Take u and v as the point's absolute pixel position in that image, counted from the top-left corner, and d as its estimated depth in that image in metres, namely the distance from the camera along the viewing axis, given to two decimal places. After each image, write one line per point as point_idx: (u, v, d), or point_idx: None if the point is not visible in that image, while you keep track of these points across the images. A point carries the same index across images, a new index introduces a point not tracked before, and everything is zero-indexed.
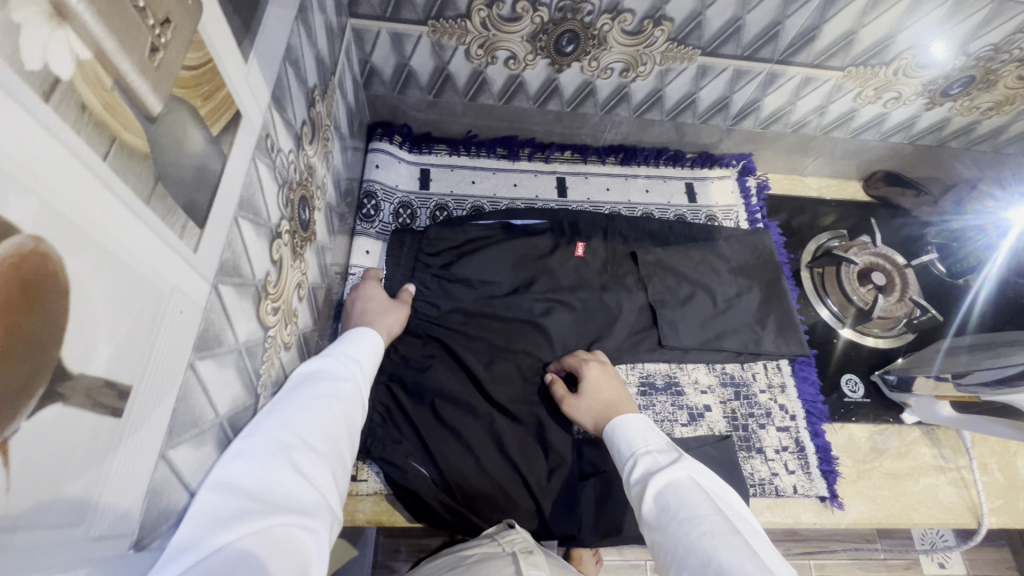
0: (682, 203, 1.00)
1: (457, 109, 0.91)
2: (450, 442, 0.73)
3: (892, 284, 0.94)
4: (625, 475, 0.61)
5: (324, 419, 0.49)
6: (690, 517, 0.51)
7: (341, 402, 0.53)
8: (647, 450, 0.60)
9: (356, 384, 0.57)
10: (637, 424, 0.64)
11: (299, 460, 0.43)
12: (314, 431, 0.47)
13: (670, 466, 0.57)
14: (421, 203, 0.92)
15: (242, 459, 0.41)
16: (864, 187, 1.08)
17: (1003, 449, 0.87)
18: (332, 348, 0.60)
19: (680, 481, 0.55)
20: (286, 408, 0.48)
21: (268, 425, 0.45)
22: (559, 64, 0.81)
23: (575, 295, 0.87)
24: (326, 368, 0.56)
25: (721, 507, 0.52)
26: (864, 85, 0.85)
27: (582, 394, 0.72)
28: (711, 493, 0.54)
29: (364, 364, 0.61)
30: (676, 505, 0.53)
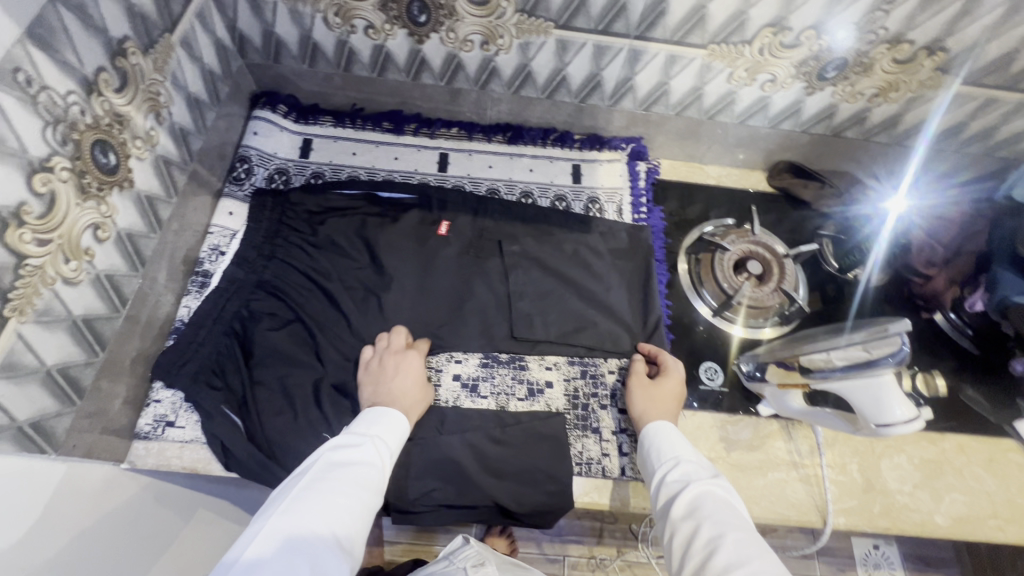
0: (565, 183, 0.99)
1: (335, 81, 0.94)
2: (272, 397, 0.74)
3: (770, 271, 0.91)
4: (656, 479, 0.68)
5: (341, 510, 0.59)
6: (719, 524, 0.59)
7: (364, 490, 0.62)
8: (689, 459, 0.68)
9: (380, 468, 0.65)
10: (676, 435, 0.71)
11: (319, 551, 0.55)
12: (335, 522, 0.58)
13: (706, 482, 0.65)
14: (299, 170, 0.94)
15: (269, 550, 0.53)
16: (768, 177, 1.05)
17: (868, 450, 0.83)
18: (359, 423, 0.69)
19: (715, 491, 0.63)
20: (310, 498, 0.59)
21: (295, 518, 0.57)
22: (418, 35, 0.83)
23: (432, 268, 0.87)
24: (356, 452, 0.65)
25: (746, 524, 0.60)
26: (733, 66, 0.84)
27: (648, 385, 0.77)
28: (735, 507, 0.62)
29: (393, 449, 0.68)
30: (706, 510, 0.61)
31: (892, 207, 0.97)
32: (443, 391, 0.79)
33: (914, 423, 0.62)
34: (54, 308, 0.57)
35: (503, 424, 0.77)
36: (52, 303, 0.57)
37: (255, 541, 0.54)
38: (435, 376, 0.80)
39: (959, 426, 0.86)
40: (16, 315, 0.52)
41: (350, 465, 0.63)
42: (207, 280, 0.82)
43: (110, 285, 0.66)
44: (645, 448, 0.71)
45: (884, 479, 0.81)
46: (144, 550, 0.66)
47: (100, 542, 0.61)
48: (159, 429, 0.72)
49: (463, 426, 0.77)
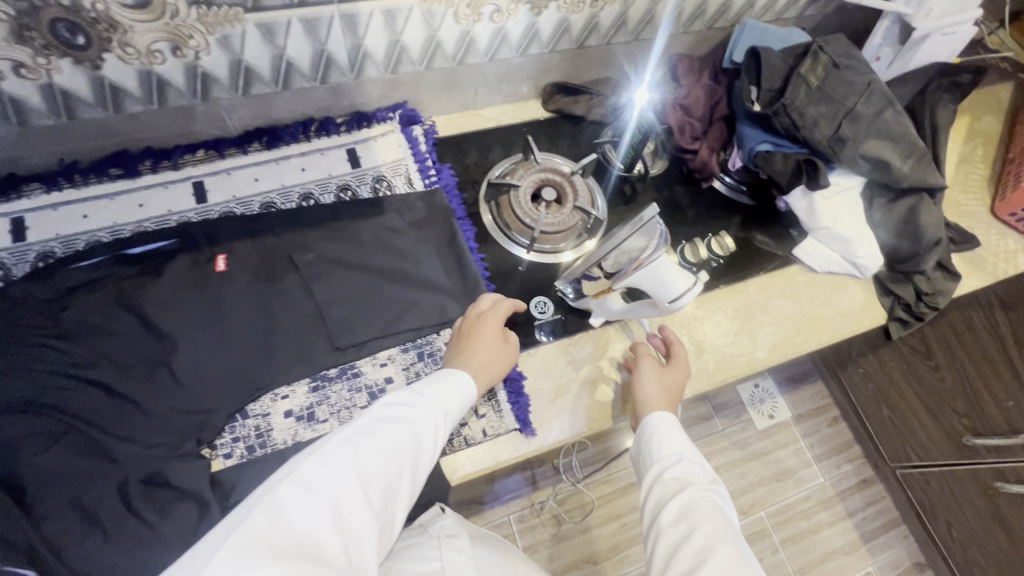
0: (345, 171, 0.92)
1: (18, 140, 0.77)
2: (70, 524, 0.63)
3: (563, 193, 0.94)
4: (653, 478, 0.68)
5: (376, 459, 0.57)
6: (709, 533, 0.59)
7: (403, 447, 0.60)
8: (691, 462, 0.68)
9: (426, 431, 0.63)
10: (681, 435, 0.72)
11: (345, 493, 0.53)
12: (368, 470, 0.56)
13: (709, 488, 0.65)
14: (18, 258, 0.78)
15: (299, 487, 0.51)
16: (543, 104, 1.07)
17: (693, 320, 0.92)
18: (424, 383, 0.69)
19: (710, 502, 0.63)
20: (352, 442, 0.57)
21: (334, 460, 0.55)
22: (88, 60, 0.70)
23: (222, 310, 0.78)
24: (410, 408, 0.64)
25: (740, 541, 0.59)
26: (453, 5, 0.81)
27: (658, 372, 0.79)
28: (728, 520, 0.62)
29: (449, 418, 0.67)
30: (697, 517, 0.61)
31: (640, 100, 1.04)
32: (278, 432, 0.73)
33: (693, 287, 0.70)
34: None
35: None
36: None
37: (291, 475, 0.52)
38: (264, 422, 0.73)
39: (756, 270, 0.97)
40: None
41: (400, 419, 0.62)
42: None
43: None
44: (646, 439, 0.72)
45: (711, 339, 0.90)
46: None
47: None
48: None
49: None
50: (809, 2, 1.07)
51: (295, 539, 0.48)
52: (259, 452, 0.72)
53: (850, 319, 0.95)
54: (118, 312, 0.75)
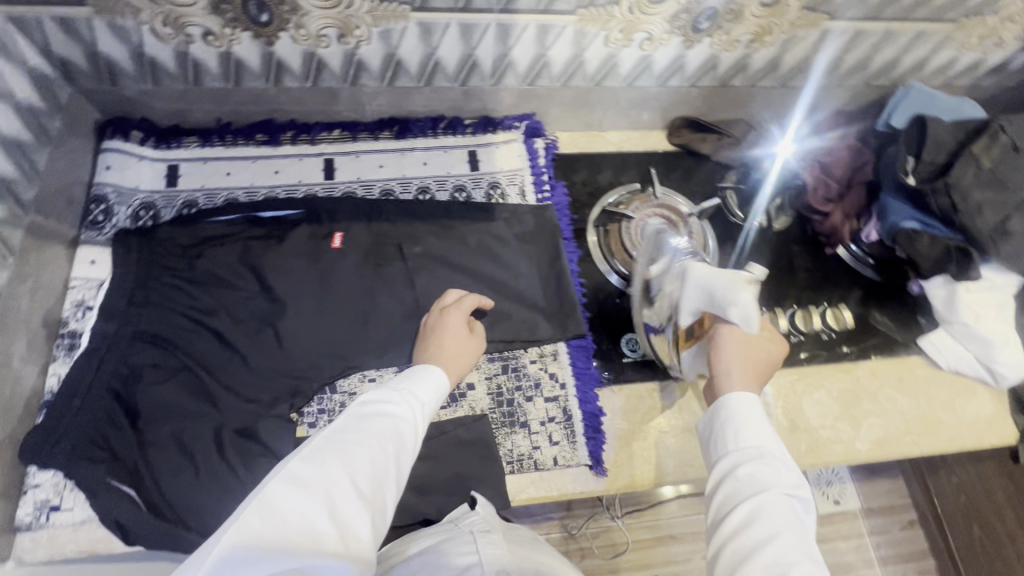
0: (463, 172, 0.94)
1: (189, 97, 0.85)
2: (169, 456, 0.68)
3: (674, 233, 0.90)
4: (723, 466, 0.58)
5: (365, 454, 0.55)
6: (788, 546, 0.51)
7: (392, 440, 0.58)
8: (766, 456, 0.57)
9: (414, 422, 0.61)
10: (760, 422, 0.60)
11: (333, 486, 0.51)
12: (355, 463, 0.54)
13: (788, 489, 0.55)
14: (167, 201, 0.86)
15: (285, 486, 0.50)
16: (668, 135, 1.04)
17: (790, 392, 0.85)
18: (402, 378, 0.66)
19: (786, 508, 0.53)
20: (335, 439, 0.56)
21: (319, 459, 0.53)
22: (265, 35, 0.75)
23: (330, 285, 0.82)
24: (393, 402, 0.61)
25: (817, 556, 0.52)
26: (606, 28, 0.80)
27: (744, 336, 0.66)
28: (804, 528, 0.54)
29: (428, 406, 0.64)
30: (776, 526, 0.52)
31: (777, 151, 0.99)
32: None
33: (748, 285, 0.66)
34: None
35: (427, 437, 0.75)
36: None
37: (276, 475, 0.51)
38: (349, 400, 0.76)
39: (871, 353, 0.89)
40: None
41: (384, 414, 0.60)
42: (75, 340, 0.75)
43: None
44: (720, 424, 0.60)
45: (807, 416, 0.84)
46: None
47: None
48: (44, 516, 0.65)
49: None
50: (988, 72, 0.97)
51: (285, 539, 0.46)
52: None
53: (972, 430, 0.85)
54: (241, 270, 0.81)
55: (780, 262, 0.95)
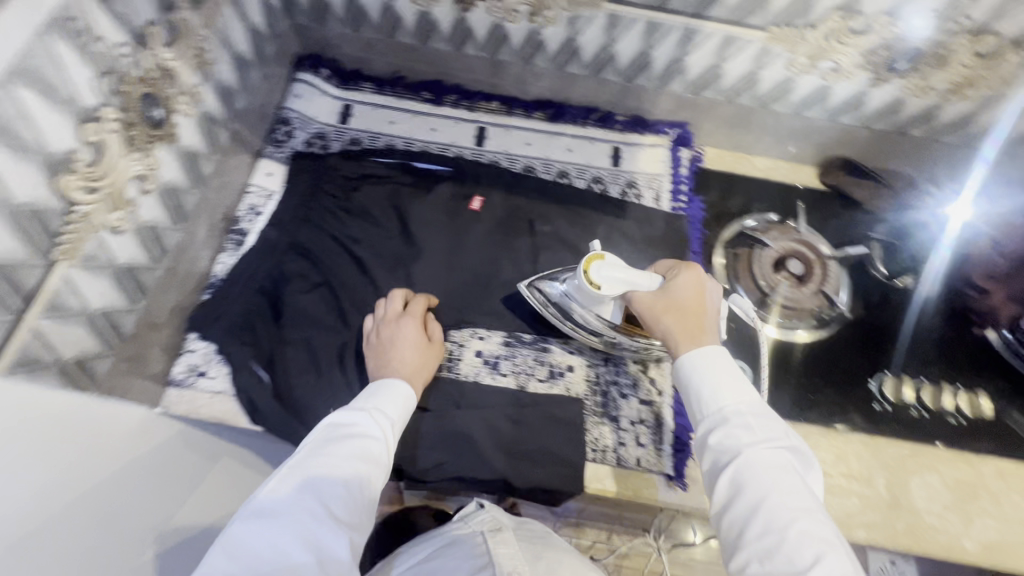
0: (604, 166, 0.96)
1: (379, 47, 0.93)
2: (299, 358, 0.76)
3: (812, 272, 0.87)
4: (702, 435, 0.57)
5: (332, 481, 0.54)
6: (779, 499, 0.50)
7: (363, 462, 0.57)
8: (738, 413, 0.56)
9: (383, 441, 0.60)
10: (732, 376, 0.58)
11: (302, 513, 0.51)
12: (325, 492, 0.53)
13: (769, 440, 0.54)
14: (337, 136, 0.94)
15: (251, 525, 0.49)
16: (819, 173, 1.00)
17: (899, 466, 0.80)
18: (363, 397, 0.65)
19: (773, 459, 0.52)
20: (301, 467, 0.54)
21: (283, 491, 0.52)
22: (465, 2, 0.80)
23: (462, 242, 0.87)
24: (356, 423, 0.60)
25: (817, 503, 0.50)
26: (794, 50, 0.78)
27: (676, 287, 0.65)
28: (794, 467, 0.53)
29: (397, 421, 0.64)
30: (759, 482, 0.51)
31: (947, 213, 0.91)
32: (465, 364, 0.80)
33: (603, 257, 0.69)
34: (100, 256, 0.59)
35: (521, 405, 0.77)
36: (98, 249, 0.59)
37: (241, 516, 0.50)
38: (457, 350, 0.81)
39: (1002, 452, 0.81)
40: (63, 258, 0.54)
41: (351, 436, 0.58)
42: (243, 239, 0.84)
43: (153, 238, 0.68)
44: (688, 387, 0.59)
45: (913, 496, 0.78)
46: (172, 483, 0.64)
47: (142, 477, 0.60)
48: (192, 378, 0.75)
49: (480, 403, 0.77)
50: None
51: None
52: (443, 372, 0.79)
53: None
54: (388, 210, 0.87)
55: (920, 329, 0.87)
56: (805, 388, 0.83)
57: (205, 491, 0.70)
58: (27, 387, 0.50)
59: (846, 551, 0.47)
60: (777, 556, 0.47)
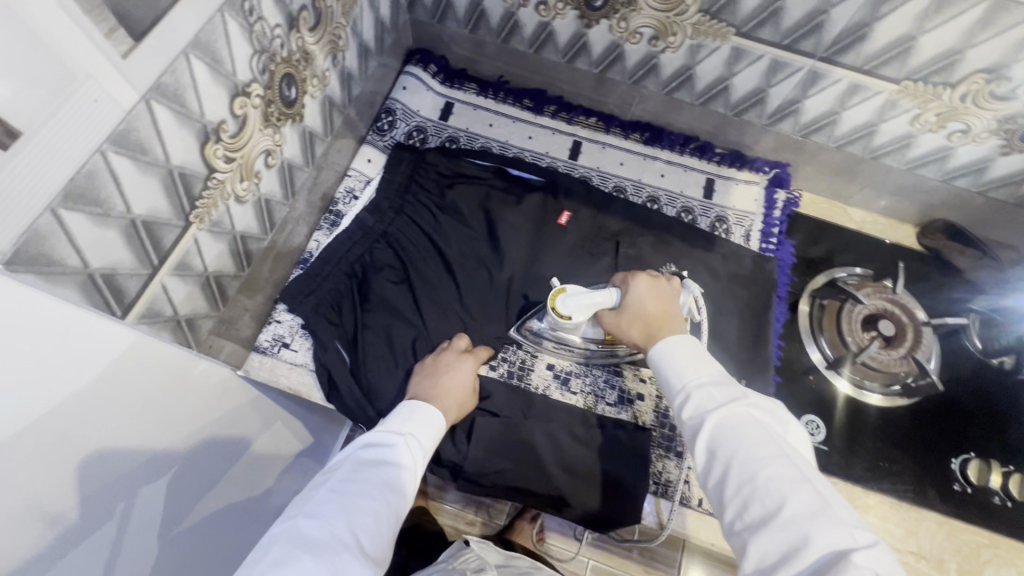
0: (695, 196, 0.95)
1: (491, 50, 0.94)
2: (378, 345, 0.78)
3: (902, 334, 0.84)
4: (675, 414, 0.55)
5: (367, 509, 0.53)
6: (753, 454, 0.47)
7: (394, 494, 0.56)
8: (700, 385, 0.54)
9: (413, 474, 0.60)
10: (691, 353, 0.57)
11: (334, 540, 0.48)
12: (356, 521, 0.51)
13: (725, 401, 0.51)
14: (436, 131, 0.96)
15: (282, 548, 0.47)
16: (918, 234, 0.96)
17: (972, 552, 0.76)
18: (396, 421, 0.64)
19: (732, 417, 0.50)
20: (336, 493, 0.53)
21: (316, 516, 0.50)
22: (589, 18, 0.80)
23: (547, 254, 0.86)
24: (389, 450, 0.59)
25: (784, 449, 0.47)
26: (924, 107, 0.75)
27: (636, 292, 0.67)
28: (768, 420, 0.50)
29: (426, 451, 0.63)
30: (733, 443, 0.48)
31: None
32: (536, 376, 0.80)
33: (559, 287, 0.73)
34: (225, 223, 0.62)
35: (588, 426, 0.77)
36: (223, 216, 0.62)
37: (270, 543, 0.47)
38: (529, 360, 0.81)
39: None
40: (196, 222, 0.57)
41: (385, 465, 0.58)
42: (337, 220, 0.86)
43: (267, 211, 0.70)
44: (660, 370, 0.58)
45: None
46: (223, 464, 0.63)
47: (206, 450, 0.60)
48: (276, 348, 0.78)
49: (548, 417, 0.77)
50: None
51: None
52: (513, 380, 0.80)
53: None
54: (477, 211, 0.87)
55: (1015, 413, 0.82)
56: (878, 456, 0.81)
57: (259, 455, 0.71)
58: (146, 341, 0.52)
59: (815, 490, 0.44)
60: (756, 509, 0.44)
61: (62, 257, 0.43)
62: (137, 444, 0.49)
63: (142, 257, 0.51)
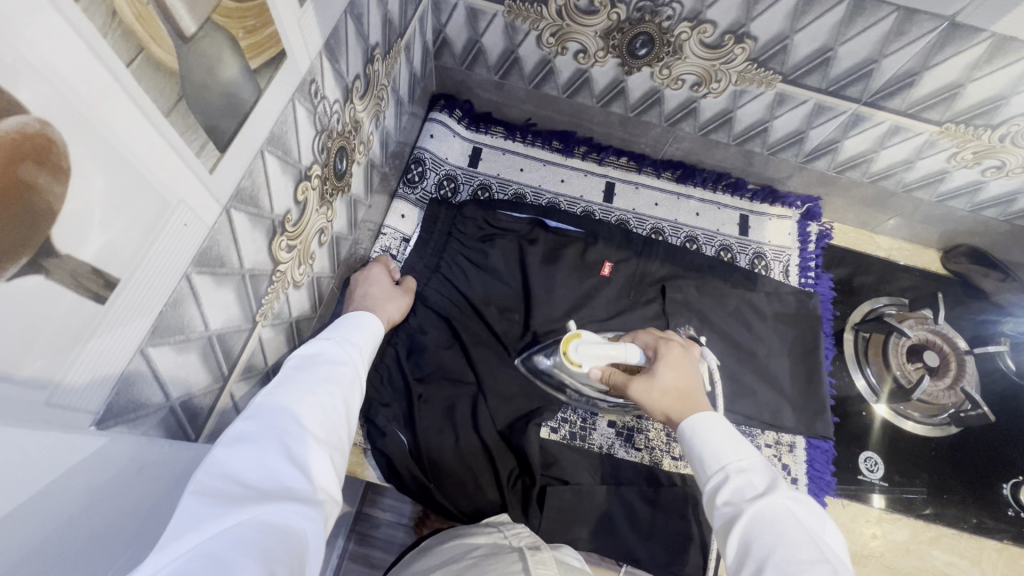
0: (732, 233, 0.95)
1: (520, 95, 0.91)
2: (434, 419, 0.74)
3: (946, 367, 0.86)
4: (707, 496, 0.53)
5: (325, 405, 0.47)
6: (789, 552, 0.44)
7: (343, 386, 0.50)
8: (739, 468, 0.52)
9: (356, 368, 0.54)
10: (727, 433, 0.56)
11: (293, 436, 0.42)
12: (313, 416, 0.45)
13: (766, 489, 0.50)
14: (466, 179, 0.93)
15: (238, 450, 0.39)
16: (942, 258, 0.99)
17: None
18: (332, 330, 0.58)
19: (771, 509, 0.47)
20: (285, 390, 0.46)
21: (270, 415, 0.43)
22: (630, 66, 0.79)
23: (595, 305, 0.84)
24: (330, 348, 0.53)
25: (827, 554, 0.44)
26: (962, 146, 0.77)
27: (667, 362, 0.64)
28: (808, 523, 0.47)
29: (365, 348, 0.58)
30: (767, 540, 0.45)
31: None
32: (598, 435, 0.79)
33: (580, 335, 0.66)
34: (285, 312, 0.58)
35: (656, 484, 0.76)
36: (283, 306, 0.57)
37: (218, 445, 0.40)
38: (589, 420, 0.80)
39: None
40: (261, 319, 0.52)
41: (328, 362, 0.52)
42: None
43: (317, 288, 0.66)
44: (691, 447, 0.56)
45: None
46: None
47: None
48: None
49: (617, 478, 0.76)
50: None
51: (246, 494, 0.37)
52: (577, 441, 0.79)
53: None
54: (521, 263, 0.83)
55: None
56: (935, 488, 0.82)
57: None
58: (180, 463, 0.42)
59: None
60: None
61: (144, 398, 0.38)
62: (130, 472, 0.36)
63: (215, 372, 0.47)
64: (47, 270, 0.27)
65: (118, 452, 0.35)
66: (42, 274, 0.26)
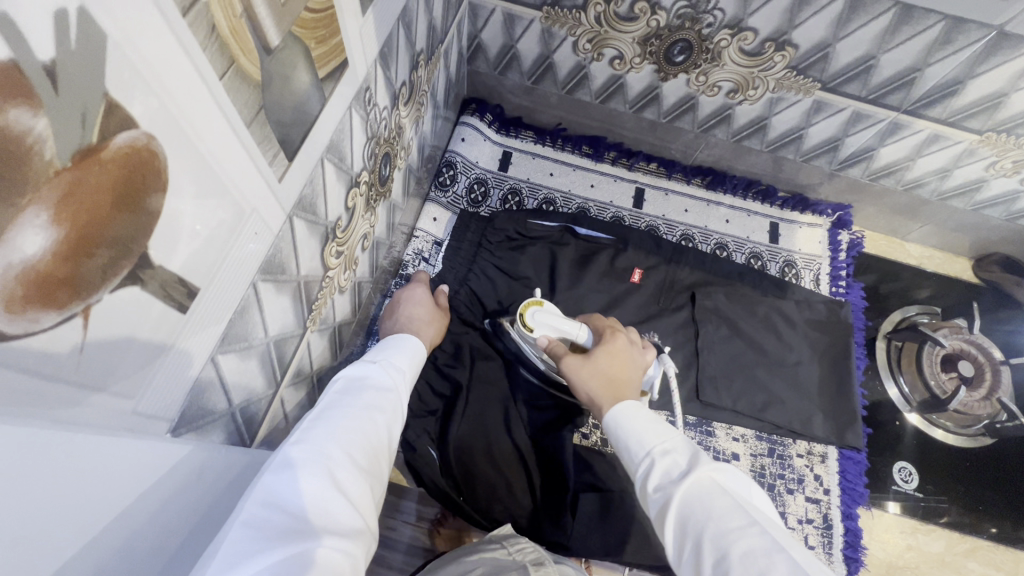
0: (762, 241, 0.94)
1: (552, 100, 0.91)
2: (466, 427, 0.74)
3: (981, 377, 0.86)
4: (637, 488, 0.48)
5: (368, 433, 0.46)
6: (719, 528, 0.40)
7: (385, 414, 0.50)
8: (663, 450, 0.48)
9: (399, 395, 0.54)
10: (648, 418, 0.52)
11: (339, 464, 0.42)
12: (357, 444, 0.44)
13: (690, 466, 0.46)
14: (497, 184, 0.93)
15: (289, 475, 0.39)
16: (974, 267, 0.98)
17: None
18: (375, 353, 0.58)
19: (697, 486, 0.43)
20: (331, 415, 0.46)
21: (319, 438, 0.43)
22: (666, 72, 0.79)
23: (626, 311, 0.83)
24: (373, 373, 0.53)
25: (756, 517, 0.41)
26: (1001, 155, 0.76)
27: (609, 348, 0.63)
28: (733, 491, 0.44)
29: (407, 373, 0.58)
30: (698, 520, 0.42)
31: None
32: None
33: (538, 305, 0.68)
34: (330, 317, 0.58)
35: None
36: (329, 311, 0.57)
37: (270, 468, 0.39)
38: None
39: None
40: (311, 325, 0.53)
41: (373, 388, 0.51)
42: None
43: (358, 293, 0.66)
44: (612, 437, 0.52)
45: None
46: None
47: None
48: None
49: None
50: None
51: (294, 524, 0.36)
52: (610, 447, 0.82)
53: None
54: (552, 270, 0.83)
55: None
56: (968, 499, 0.82)
57: None
58: (241, 467, 0.42)
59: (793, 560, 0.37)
60: None
61: (211, 405, 0.38)
62: (201, 479, 0.37)
63: (270, 378, 0.47)
64: (143, 280, 0.27)
65: (191, 457, 0.36)
66: (139, 284, 0.27)
